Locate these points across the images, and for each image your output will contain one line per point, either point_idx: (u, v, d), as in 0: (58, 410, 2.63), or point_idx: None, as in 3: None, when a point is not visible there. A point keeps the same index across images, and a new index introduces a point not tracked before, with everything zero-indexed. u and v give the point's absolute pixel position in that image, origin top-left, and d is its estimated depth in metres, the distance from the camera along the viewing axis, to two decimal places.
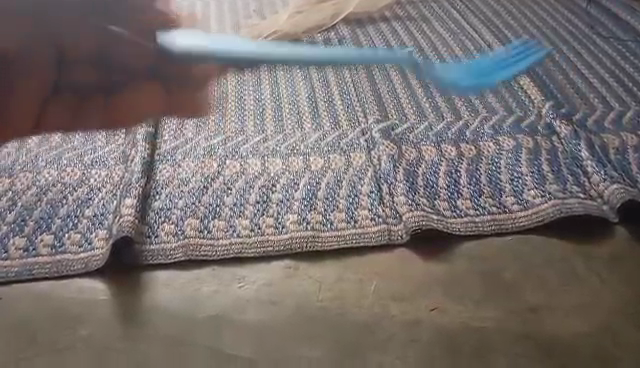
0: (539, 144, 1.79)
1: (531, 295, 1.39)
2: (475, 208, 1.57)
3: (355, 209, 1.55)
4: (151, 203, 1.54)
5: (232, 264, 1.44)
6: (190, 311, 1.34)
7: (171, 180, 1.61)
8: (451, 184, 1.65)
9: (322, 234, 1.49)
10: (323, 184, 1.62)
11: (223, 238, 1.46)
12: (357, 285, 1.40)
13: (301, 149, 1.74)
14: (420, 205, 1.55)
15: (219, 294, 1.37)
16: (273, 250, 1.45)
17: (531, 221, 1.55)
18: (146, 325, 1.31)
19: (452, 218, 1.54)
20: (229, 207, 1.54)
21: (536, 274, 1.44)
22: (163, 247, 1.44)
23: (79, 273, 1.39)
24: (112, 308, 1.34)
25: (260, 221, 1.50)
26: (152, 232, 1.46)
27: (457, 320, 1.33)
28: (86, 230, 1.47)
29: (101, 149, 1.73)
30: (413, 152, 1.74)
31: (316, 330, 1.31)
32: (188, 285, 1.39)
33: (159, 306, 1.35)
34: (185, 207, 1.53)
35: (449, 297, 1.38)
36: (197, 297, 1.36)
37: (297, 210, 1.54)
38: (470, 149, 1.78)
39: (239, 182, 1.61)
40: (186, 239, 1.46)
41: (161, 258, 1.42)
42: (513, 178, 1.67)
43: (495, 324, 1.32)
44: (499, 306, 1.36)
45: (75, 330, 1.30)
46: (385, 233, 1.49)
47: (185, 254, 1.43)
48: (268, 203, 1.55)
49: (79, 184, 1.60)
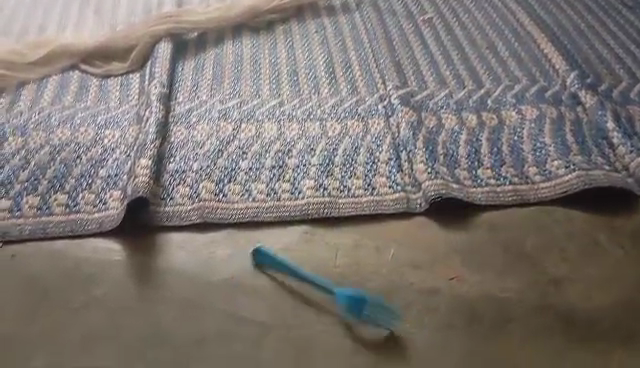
0: (563, 115, 1.73)
1: (553, 267, 1.35)
2: (497, 177, 1.53)
3: (373, 176, 1.51)
4: (165, 165, 1.51)
5: (248, 228, 1.41)
6: (204, 274, 1.32)
7: (186, 142, 1.58)
8: (472, 154, 1.59)
9: (339, 201, 1.45)
10: (340, 150, 1.57)
11: (238, 202, 1.44)
12: (374, 253, 1.37)
13: (318, 114, 1.69)
14: (440, 174, 1.49)
15: (235, 258, 1.35)
16: (288, 216, 1.42)
17: (554, 193, 1.50)
18: (159, 287, 1.30)
19: (472, 188, 1.49)
20: (244, 172, 1.50)
21: (558, 246, 1.41)
22: (177, 210, 1.41)
23: (93, 233, 1.38)
24: (126, 269, 1.32)
25: (276, 185, 1.47)
26: (167, 194, 1.43)
27: (477, 290, 1.29)
28: (100, 190, 1.45)
29: (114, 110, 1.70)
30: (433, 119, 1.68)
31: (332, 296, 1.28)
32: (202, 248, 1.37)
33: (174, 269, 1.33)
34: (200, 170, 1.50)
35: (468, 266, 1.34)
36: (212, 261, 1.35)
37: (314, 176, 1.50)
38: (493, 118, 1.72)
39: (255, 146, 1.57)
40: (200, 202, 1.43)
41: (176, 220, 1.40)
42: (536, 149, 1.62)
43: (515, 294, 1.29)
44: (520, 276, 1.32)
45: (89, 290, 1.29)
46: (403, 202, 1.46)
47: (201, 216, 1.41)
48: (284, 169, 1.51)
49: (93, 145, 1.57)
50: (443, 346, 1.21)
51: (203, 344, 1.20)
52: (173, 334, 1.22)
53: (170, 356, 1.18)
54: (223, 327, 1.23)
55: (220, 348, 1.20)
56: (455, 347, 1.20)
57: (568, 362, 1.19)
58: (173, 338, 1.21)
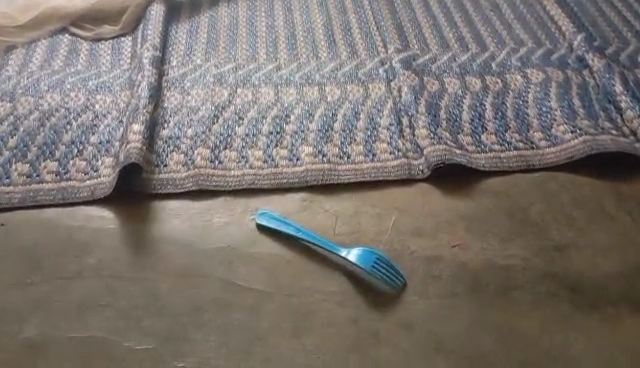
0: (569, 79, 1.67)
1: (558, 235, 1.32)
2: (501, 143, 1.48)
3: (374, 142, 1.46)
4: (159, 131, 1.46)
5: (244, 196, 1.37)
6: (200, 242, 1.27)
7: (180, 108, 1.52)
8: (475, 118, 1.54)
9: (339, 168, 1.40)
10: (339, 115, 1.52)
11: (235, 169, 1.39)
12: (375, 221, 1.33)
13: (316, 78, 1.62)
14: (442, 140, 1.45)
15: (232, 225, 1.30)
16: (287, 183, 1.38)
17: (560, 158, 1.46)
18: (154, 255, 1.24)
19: (476, 154, 1.45)
20: (240, 138, 1.45)
21: (565, 213, 1.37)
22: (172, 177, 1.37)
23: (85, 202, 1.34)
24: (120, 237, 1.28)
25: (273, 152, 1.42)
26: (160, 162, 1.39)
27: (481, 258, 1.26)
28: (91, 157, 1.40)
29: (106, 75, 1.63)
30: (436, 83, 1.62)
31: (338, 254, 1.23)
32: (198, 215, 1.32)
33: (169, 236, 1.28)
34: (195, 137, 1.45)
35: (472, 234, 1.30)
36: (209, 228, 1.30)
37: (312, 142, 1.45)
38: (497, 82, 1.65)
39: (251, 112, 1.52)
40: (195, 169, 1.38)
41: (170, 187, 1.35)
42: (542, 113, 1.56)
43: (520, 262, 1.25)
44: (525, 244, 1.29)
45: (83, 259, 1.24)
46: (405, 168, 1.41)
47: (196, 184, 1.36)
48: (282, 135, 1.46)
49: (83, 110, 1.52)
50: (449, 315, 1.16)
51: (200, 312, 1.14)
52: (170, 302, 1.16)
53: (167, 325, 1.12)
54: (220, 295, 1.17)
55: (218, 317, 1.14)
56: (460, 315, 1.16)
57: (576, 329, 1.15)
58: (170, 307, 1.15)
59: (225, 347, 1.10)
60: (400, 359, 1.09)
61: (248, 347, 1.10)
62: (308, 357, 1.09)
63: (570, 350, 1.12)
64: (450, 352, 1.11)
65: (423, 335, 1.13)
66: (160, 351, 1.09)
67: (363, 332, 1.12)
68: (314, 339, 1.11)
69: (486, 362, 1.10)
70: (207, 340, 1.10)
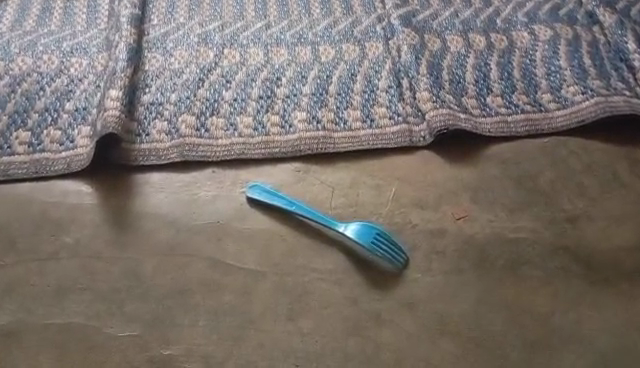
0: (579, 36, 1.53)
1: (569, 204, 1.23)
2: (508, 106, 1.37)
3: (371, 107, 1.35)
4: (140, 96, 1.34)
5: (233, 167, 1.27)
6: (186, 218, 1.17)
7: (162, 71, 1.40)
8: (480, 78, 1.42)
9: (335, 135, 1.30)
10: (335, 78, 1.40)
11: (222, 138, 1.28)
12: (374, 192, 1.23)
13: (309, 37, 1.49)
14: (445, 103, 1.34)
15: (219, 199, 1.21)
16: (279, 153, 1.28)
17: (570, 122, 1.36)
18: (137, 232, 1.15)
19: (481, 118, 1.34)
20: (228, 103, 1.34)
21: (575, 180, 1.28)
22: (154, 148, 1.26)
23: (61, 175, 1.23)
24: (99, 213, 1.18)
25: (264, 119, 1.32)
26: (141, 130, 1.28)
27: (488, 231, 1.17)
28: (67, 126, 1.28)
29: (81, 35, 1.50)
30: (437, 42, 1.49)
31: (335, 229, 1.13)
32: (183, 189, 1.22)
33: (152, 212, 1.18)
34: (179, 103, 1.34)
35: (478, 205, 1.22)
36: (194, 202, 1.20)
37: (306, 107, 1.34)
38: (502, 39, 1.52)
39: (239, 75, 1.40)
40: (180, 139, 1.27)
41: (153, 158, 1.25)
42: (551, 73, 1.45)
43: (529, 235, 1.17)
44: (534, 215, 1.21)
45: (59, 238, 1.15)
46: (405, 135, 1.31)
47: (180, 155, 1.26)
48: (272, 99, 1.35)
49: (57, 75, 1.39)
50: (454, 293, 1.08)
51: (188, 294, 1.06)
52: (155, 285, 1.07)
53: (152, 309, 1.04)
54: (209, 276, 1.08)
55: (207, 300, 1.05)
56: (467, 294, 1.08)
57: (589, 306, 1.07)
58: (155, 290, 1.07)
59: (216, 333, 1.02)
60: (402, 343, 1.02)
61: (240, 332, 1.02)
62: (304, 342, 1.01)
63: (584, 329, 1.05)
64: (455, 334, 1.03)
65: (427, 316, 1.05)
66: (145, 338, 1.01)
67: (362, 314, 1.04)
68: (310, 322, 1.03)
69: (494, 344, 1.02)
70: (196, 325, 1.03)
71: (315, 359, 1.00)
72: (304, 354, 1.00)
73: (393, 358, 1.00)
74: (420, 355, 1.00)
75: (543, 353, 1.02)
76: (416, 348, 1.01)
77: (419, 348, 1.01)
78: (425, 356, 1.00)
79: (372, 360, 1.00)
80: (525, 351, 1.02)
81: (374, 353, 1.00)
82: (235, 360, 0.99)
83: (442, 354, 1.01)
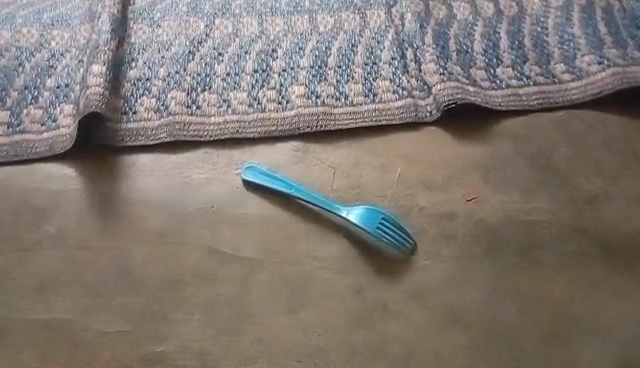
0: (593, 2, 1.38)
1: (586, 183, 1.16)
2: (519, 78, 1.26)
3: (374, 79, 1.25)
4: (126, 71, 1.24)
5: (228, 147, 1.19)
6: (178, 203, 1.09)
7: (149, 44, 1.30)
8: (488, 49, 1.30)
9: (335, 111, 1.21)
10: (334, 49, 1.30)
11: (215, 115, 1.19)
12: (379, 173, 1.15)
13: (306, 5, 1.39)
14: (453, 75, 1.24)
15: (213, 182, 1.12)
16: (276, 131, 1.19)
17: (585, 95, 1.25)
18: (125, 219, 1.07)
19: (491, 91, 1.24)
20: (220, 78, 1.24)
21: (592, 157, 1.20)
22: (142, 127, 1.17)
23: (43, 158, 1.15)
24: (84, 199, 1.10)
25: (259, 94, 1.22)
26: (128, 108, 1.19)
27: (500, 213, 1.10)
28: (48, 105, 1.18)
29: (63, 6, 1.39)
30: (443, 9, 1.38)
31: (338, 214, 1.06)
32: (174, 172, 1.14)
33: (141, 197, 1.10)
34: (167, 77, 1.24)
35: (490, 185, 1.14)
36: (186, 186, 1.12)
37: (304, 81, 1.24)
38: (511, 6, 1.39)
39: (233, 47, 1.30)
40: (169, 116, 1.18)
41: (141, 139, 1.16)
42: (563, 42, 1.31)
43: (545, 216, 1.10)
44: (550, 195, 1.13)
45: (42, 227, 1.07)
46: (411, 109, 1.22)
47: (170, 134, 1.17)
48: (268, 73, 1.25)
49: (37, 49, 1.29)
50: (466, 280, 1.01)
51: (181, 286, 0.99)
52: (145, 277, 1.00)
53: (142, 303, 0.97)
54: (203, 266, 1.01)
55: (201, 291, 0.98)
56: (479, 281, 1.01)
57: (609, 293, 1.01)
58: (145, 282, 1.00)
59: (211, 327, 0.95)
60: (411, 335, 0.95)
61: (238, 327, 0.95)
62: (306, 336, 0.95)
63: (604, 317, 0.98)
64: (468, 325, 0.96)
65: (438, 305, 0.98)
66: (135, 333, 0.95)
67: (368, 305, 0.98)
68: (312, 315, 0.96)
69: (509, 335, 0.96)
70: (190, 319, 0.96)
71: (318, 355, 0.94)
72: (306, 349, 0.94)
73: (401, 353, 0.94)
74: (430, 349, 0.94)
75: (562, 345, 0.96)
76: (426, 341, 0.95)
77: (430, 341, 0.95)
78: (436, 349, 0.94)
79: (379, 355, 0.94)
80: (542, 342, 0.96)
81: (381, 348, 0.94)
82: (233, 357, 0.93)
83: (453, 348, 0.95)
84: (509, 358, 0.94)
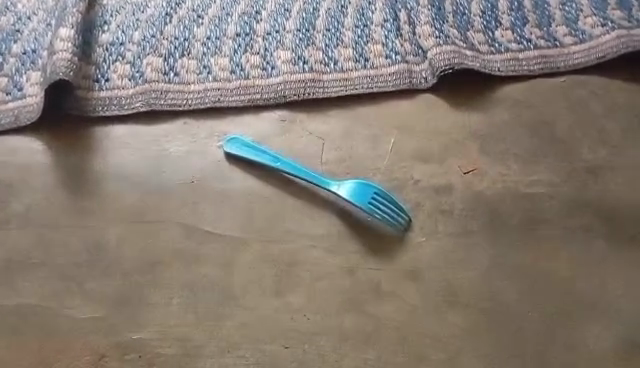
0: None
1: (589, 153, 1.09)
2: (519, 41, 1.18)
3: (366, 43, 1.16)
4: (97, 35, 1.13)
5: (208, 116, 1.10)
6: (155, 178, 1.02)
7: (123, 5, 1.18)
8: (487, 10, 1.20)
9: (324, 78, 1.13)
10: (322, 10, 1.20)
11: (194, 83, 1.10)
12: (370, 144, 1.08)
13: None
14: (450, 39, 1.15)
15: (193, 155, 1.04)
16: (260, 99, 1.10)
17: (588, 59, 1.17)
18: (99, 196, 0.99)
19: (490, 55, 1.16)
20: (200, 43, 1.14)
21: (597, 125, 1.13)
22: (116, 95, 1.08)
23: (9, 130, 1.06)
24: (53, 175, 1.02)
25: (242, 60, 1.13)
26: (100, 75, 1.09)
27: (500, 186, 1.03)
28: (14, 73, 1.08)
29: None
30: None
31: (327, 189, 0.99)
32: (151, 145, 1.06)
33: (116, 172, 1.02)
34: (142, 42, 1.13)
35: (488, 156, 1.07)
36: (164, 160, 1.04)
37: (290, 46, 1.15)
38: None
39: (214, 9, 1.19)
40: (144, 84, 1.09)
41: (115, 108, 1.08)
42: (565, 2, 1.21)
43: (546, 189, 1.03)
44: (551, 167, 1.06)
45: (9, 205, 0.99)
46: (404, 76, 1.14)
47: (146, 102, 1.08)
48: (251, 37, 1.15)
49: (2, 12, 1.17)
50: (463, 258, 0.95)
51: (159, 268, 0.92)
52: (121, 258, 0.93)
53: (118, 286, 0.91)
54: (183, 245, 0.94)
55: (181, 273, 0.92)
56: (477, 259, 0.95)
57: (614, 271, 0.95)
58: (121, 264, 0.93)
59: (192, 311, 0.89)
60: (406, 318, 0.89)
61: (221, 311, 0.89)
62: (294, 320, 0.88)
63: (609, 296, 0.93)
64: (466, 305, 0.90)
65: (434, 285, 0.92)
66: (110, 320, 0.88)
67: (360, 286, 0.91)
68: (300, 297, 0.90)
69: (510, 315, 0.90)
70: (169, 304, 0.89)
71: (306, 339, 0.87)
72: (294, 333, 0.88)
73: (396, 336, 0.88)
74: (426, 331, 0.88)
75: (565, 325, 0.90)
76: (422, 323, 0.89)
77: (426, 323, 0.89)
78: (433, 332, 0.88)
79: (372, 339, 0.87)
80: (545, 322, 0.90)
81: (375, 331, 0.88)
82: (215, 344, 0.87)
83: (451, 330, 0.88)
84: (511, 341, 0.88)
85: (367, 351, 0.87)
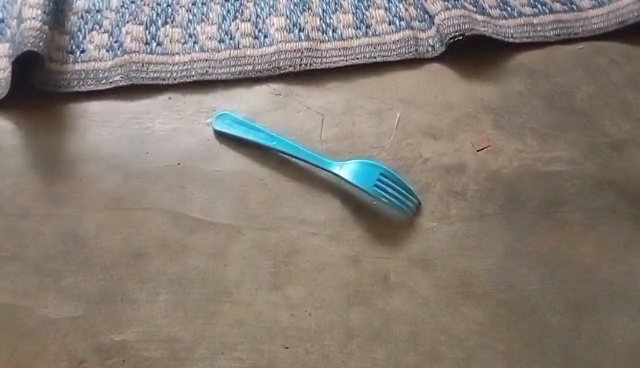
0: None
1: (613, 126, 0.99)
2: (533, 6, 1.08)
3: (367, 9, 1.06)
4: (71, 2, 1.02)
5: (193, 90, 0.98)
6: (138, 161, 0.92)
7: None
8: None
9: (322, 47, 1.02)
10: None
11: (178, 54, 0.99)
12: (374, 120, 0.97)
13: None
14: (459, 2, 1.05)
15: (178, 134, 0.94)
16: (252, 71, 0.99)
17: (608, 24, 1.06)
18: (74, 181, 0.89)
19: (502, 21, 1.06)
20: (185, 9, 1.03)
21: (620, 95, 1.03)
22: (92, 68, 0.97)
23: None
24: (23, 157, 0.91)
25: (231, 27, 1.02)
26: (75, 47, 0.98)
27: (517, 164, 0.94)
28: None
29: None
30: None
31: (329, 170, 0.89)
32: (132, 122, 0.95)
33: (93, 154, 0.92)
34: (120, 9, 1.02)
35: (503, 131, 0.97)
36: (147, 139, 0.94)
37: (284, 12, 1.04)
38: None
39: None
40: (124, 56, 0.98)
41: (90, 82, 0.97)
42: None
43: (567, 168, 0.94)
44: (572, 143, 0.97)
45: None
46: (410, 44, 1.03)
47: (125, 76, 0.97)
48: (242, 2, 1.05)
49: None
50: (479, 244, 0.86)
51: (143, 260, 0.83)
52: (101, 250, 0.84)
53: (98, 282, 0.82)
54: (170, 235, 0.85)
55: (168, 266, 0.83)
56: (494, 245, 0.86)
57: None
58: (101, 257, 0.83)
59: (181, 308, 0.80)
60: (417, 312, 0.81)
61: (212, 308, 0.80)
62: (294, 317, 0.80)
63: (637, 285, 0.85)
64: (484, 296, 0.82)
65: (447, 275, 0.84)
66: (90, 319, 0.79)
67: (365, 277, 0.83)
68: (300, 291, 0.82)
69: (531, 306, 0.82)
70: (155, 300, 0.81)
71: (309, 338, 0.79)
72: (295, 331, 0.79)
73: (407, 332, 0.80)
74: (440, 326, 0.80)
75: (592, 316, 0.82)
76: (435, 317, 0.81)
77: (440, 317, 0.81)
78: (447, 327, 0.80)
79: (381, 336, 0.79)
80: (569, 314, 0.82)
81: (383, 327, 0.80)
82: (207, 344, 0.78)
83: (468, 324, 0.80)
84: (533, 336, 0.80)
85: (375, 350, 0.79)
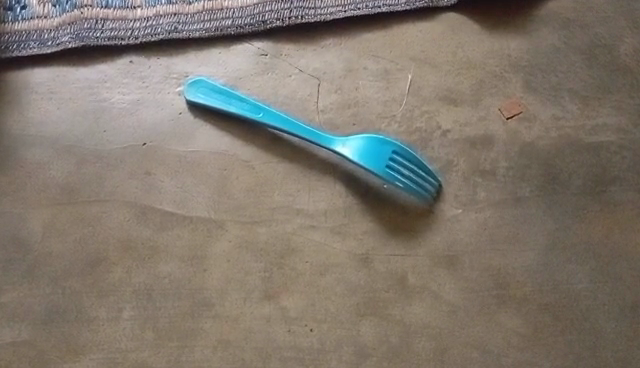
0: None
1: None
2: None
3: None
4: None
5: (157, 51, 0.79)
6: (93, 142, 0.74)
7: None
8: None
9: None
10: None
11: (140, 7, 0.79)
12: (380, 84, 0.79)
13: None
14: None
15: (142, 106, 0.76)
16: (232, 27, 0.80)
17: None
18: (14, 168, 0.72)
19: None
20: None
21: None
22: (35, 27, 0.77)
23: None
24: None
25: None
26: (14, 1, 0.78)
27: (555, 136, 0.77)
28: None
29: None
30: None
31: (330, 149, 0.72)
32: (85, 93, 0.76)
33: (35, 133, 0.74)
34: None
35: (539, 94, 0.79)
36: (103, 114, 0.75)
37: None
38: None
39: None
40: (73, 11, 0.78)
41: (33, 45, 0.77)
42: None
43: (615, 139, 0.77)
44: (621, 106, 0.78)
45: None
46: None
47: (76, 37, 0.77)
48: None
49: None
50: (513, 237, 0.71)
51: (103, 266, 0.68)
52: (50, 257, 0.68)
53: (47, 298, 0.67)
54: (135, 235, 0.69)
55: (135, 275, 0.68)
56: (533, 236, 0.71)
57: None
58: (48, 265, 0.68)
59: (151, 328, 0.66)
60: (441, 322, 0.67)
61: (193, 326, 0.66)
62: (292, 333, 0.66)
63: None
64: (523, 301, 0.68)
65: (477, 276, 0.69)
66: (39, 345, 0.65)
67: (377, 281, 0.68)
68: (298, 301, 0.67)
69: (577, 311, 0.68)
70: (119, 319, 0.66)
71: (311, 360, 0.65)
72: (294, 352, 0.66)
73: (431, 349, 0.66)
74: (470, 341, 0.67)
75: None
76: (464, 329, 0.67)
77: (467, 327, 0.67)
78: (480, 341, 0.67)
79: (400, 355, 0.66)
80: (625, 319, 0.68)
81: (401, 343, 0.66)
82: None
83: (504, 336, 0.67)
84: (583, 347, 0.67)
85: None
